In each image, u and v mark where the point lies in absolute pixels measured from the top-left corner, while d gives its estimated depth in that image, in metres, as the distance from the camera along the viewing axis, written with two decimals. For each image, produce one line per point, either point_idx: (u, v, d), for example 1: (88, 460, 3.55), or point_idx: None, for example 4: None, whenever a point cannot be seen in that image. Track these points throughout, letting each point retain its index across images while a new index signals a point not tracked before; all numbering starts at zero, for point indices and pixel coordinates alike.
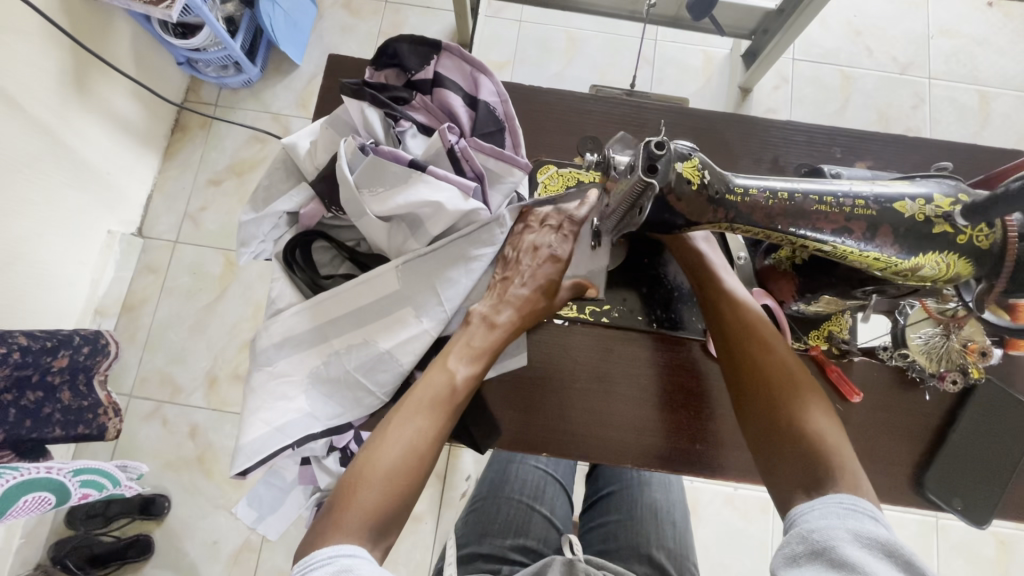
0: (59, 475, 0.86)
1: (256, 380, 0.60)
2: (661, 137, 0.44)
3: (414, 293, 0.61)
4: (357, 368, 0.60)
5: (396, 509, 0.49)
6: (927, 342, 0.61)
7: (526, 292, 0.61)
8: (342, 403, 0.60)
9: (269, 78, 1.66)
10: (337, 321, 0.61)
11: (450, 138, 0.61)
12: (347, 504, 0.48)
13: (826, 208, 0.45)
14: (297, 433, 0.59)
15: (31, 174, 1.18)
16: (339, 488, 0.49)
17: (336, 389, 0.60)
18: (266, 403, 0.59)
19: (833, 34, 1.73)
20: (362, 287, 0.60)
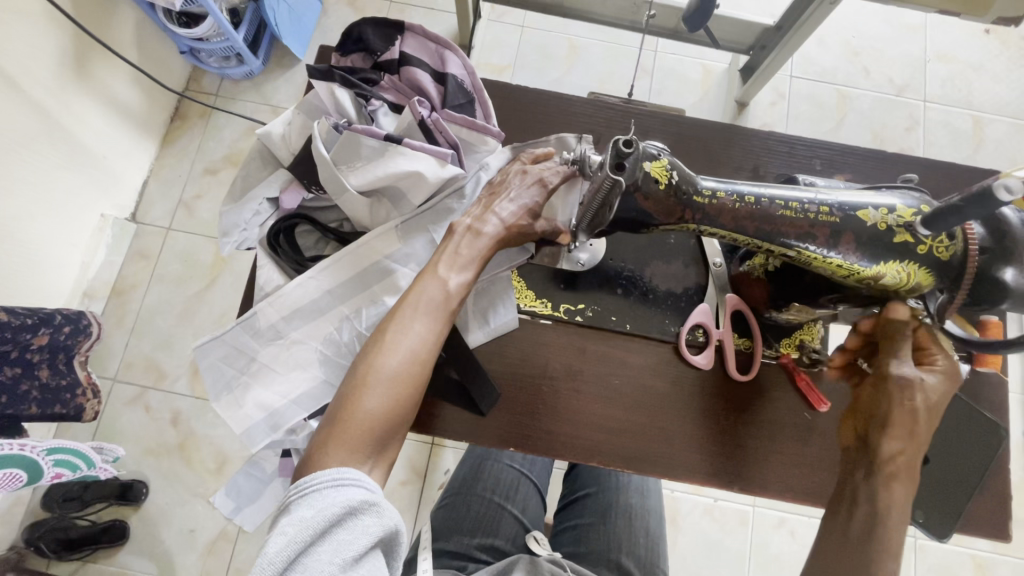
0: (32, 453, 0.85)
1: (268, 355, 0.61)
2: (631, 135, 0.44)
3: (415, 250, 0.61)
4: (369, 327, 0.60)
5: (397, 418, 0.50)
6: None
7: (513, 209, 0.58)
8: (338, 377, 0.60)
9: (270, 71, 1.67)
10: (341, 288, 0.61)
11: (421, 111, 0.61)
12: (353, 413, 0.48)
13: (790, 214, 0.46)
14: (311, 404, 0.60)
15: (26, 154, 1.19)
16: (341, 400, 0.49)
17: (341, 357, 0.60)
18: (286, 373, 0.61)
19: (831, 53, 1.75)
20: (362, 251, 0.61)
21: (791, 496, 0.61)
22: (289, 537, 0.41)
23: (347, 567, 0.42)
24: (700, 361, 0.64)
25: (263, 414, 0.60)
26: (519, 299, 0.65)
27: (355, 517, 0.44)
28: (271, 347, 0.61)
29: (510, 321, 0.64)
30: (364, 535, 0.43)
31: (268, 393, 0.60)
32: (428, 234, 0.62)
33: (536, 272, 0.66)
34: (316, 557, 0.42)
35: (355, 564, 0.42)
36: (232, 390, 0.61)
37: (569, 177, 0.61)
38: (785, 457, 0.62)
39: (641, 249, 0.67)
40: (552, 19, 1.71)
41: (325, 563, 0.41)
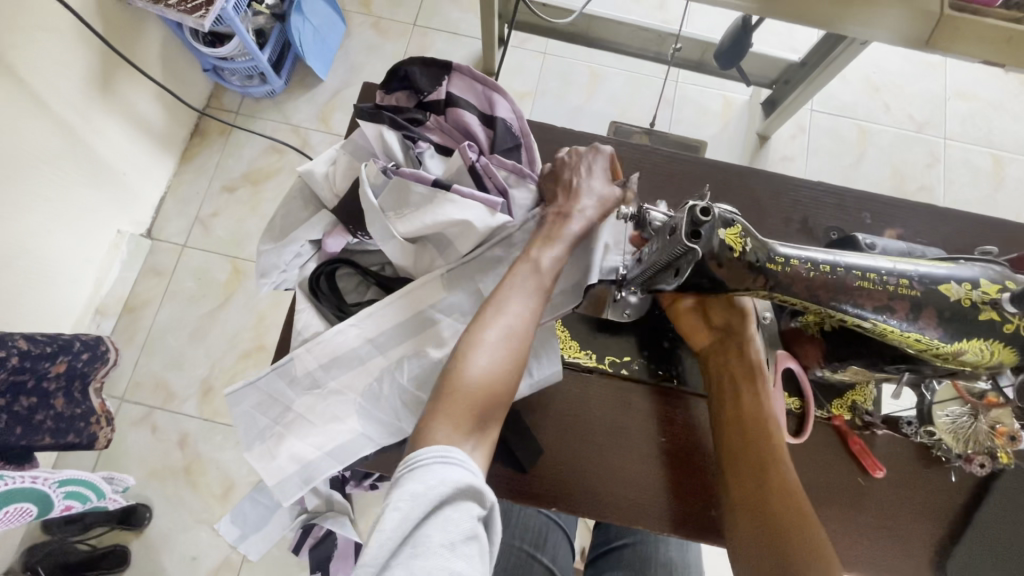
0: (43, 486, 0.83)
1: (303, 404, 0.58)
2: (707, 202, 0.42)
3: (460, 300, 0.59)
4: (410, 380, 0.58)
5: (499, 395, 0.49)
6: (954, 421, 0.59)
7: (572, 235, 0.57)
8: (378, 430, 0.58)
9: (292, 91, 1.67)
10: (382, 337, 0.59)
11: (471, 155, 0.60)
12: (461, 393, 0.47)
13: (868, 285, 0.44)
14: (346, 457, 0.58)
15: (47, 169, 1.18)
16: (451, 373, 0.48)
17: (380, 410, 0.58)
18: (322, 424, 0.58)
19: (851, 88, 1.76)
20: (403, 300, 0.59)
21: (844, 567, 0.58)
22: (402, 512, 0.39)
23: (457, 548, 0.39)
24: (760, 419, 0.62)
25: (298, 467, 0.58)
26: (562, 349, 0.63)
27: (463, 497, 0.41)
28: (306, 397, 0.58)
29: (554, 374, 0.61)
30: (471, 518, 0.40)
31: (303, 443, 0.58)
32: (474, 285, 0.59)
33: (580, 322, 0.65)
34: (426, 535, 0.39)
35: (465, 545, 0.39)
36: (265, 437, 0.58)
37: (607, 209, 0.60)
38: (836, 524, 0.59)
39: None
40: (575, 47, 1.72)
41: (438, 546, 0.38)
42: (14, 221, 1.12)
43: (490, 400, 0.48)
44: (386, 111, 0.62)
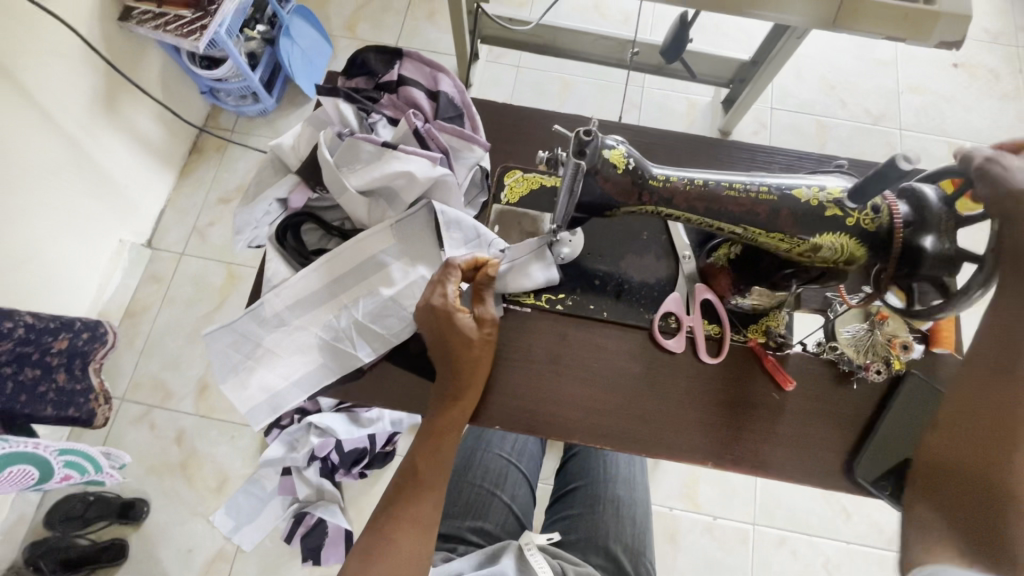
0: (44, 452, 0.90)
1: (270, 342, 0.66)
2: (591, 127, 0.50)
3: (410, 248, 0.68)
4: (365, 315, 0.66)
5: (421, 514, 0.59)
6: (854, 336, 0.67)
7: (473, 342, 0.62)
8: (336, 359, 0.66)
9: (283, 109, 1.80)
10: (341, 279, 0.67)
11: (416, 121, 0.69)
12: (387, 549, 0.57)
13: (735, 194, 0.52)
14: (309, 386, 0.65)
15: (56, 180, 1.29)
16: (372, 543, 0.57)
17: (340, 341, 0.66)
18: (288, 358, 0.66)
19: (808, 86, 1.87)
20: (353, 248, 0.67)
21: (764, 471, 0.65)
22: None
23: None
24: (668, 350, 0.68)
25: (266, 396, 0.65)
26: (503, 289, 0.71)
27: None
28: (274, 334, 0.66)
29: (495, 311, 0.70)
30: None
31: (271, 375, 0.66)
32: (422, 233, 0.68)
33: None
34: None
35: None
36: (238, 371, 0.66)
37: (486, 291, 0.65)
38: (758, 434, 0.66)
39: (617, 245, 0.73)
40: (546, 59, 1.85)
41: None
42: (23, 226, 1.23)
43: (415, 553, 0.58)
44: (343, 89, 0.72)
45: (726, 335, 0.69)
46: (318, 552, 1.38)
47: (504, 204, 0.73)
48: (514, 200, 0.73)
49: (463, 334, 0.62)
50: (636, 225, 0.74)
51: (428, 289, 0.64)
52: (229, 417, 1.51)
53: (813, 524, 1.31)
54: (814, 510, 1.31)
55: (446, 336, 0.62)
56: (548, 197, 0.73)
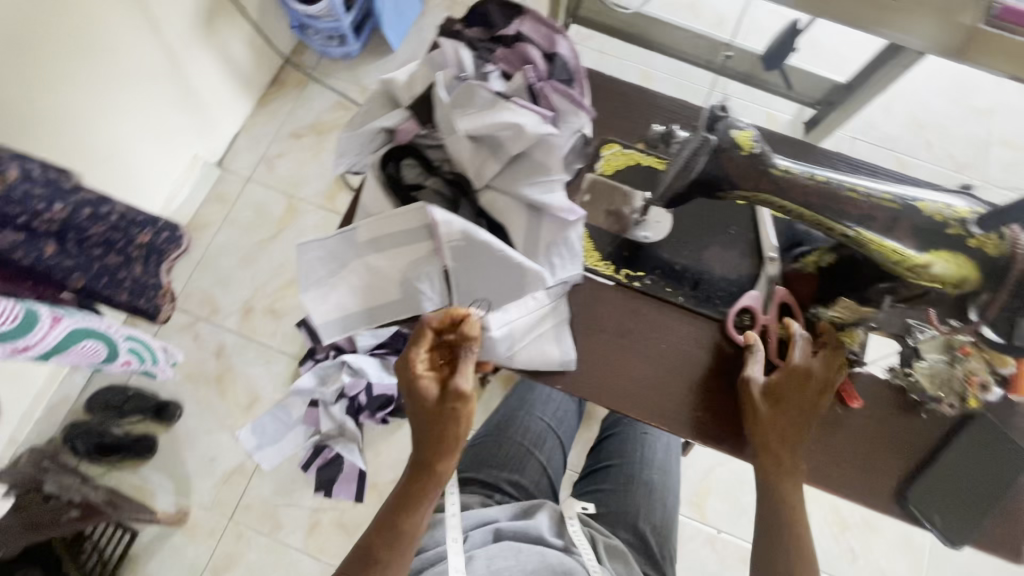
0: (114, 335, 0.95)
1: (355, 265, 0.69)
2: (726, 105, 0.52)
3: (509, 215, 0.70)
4: (461, 271, 0.67)
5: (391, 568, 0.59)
6: (931, 366, 0.65)
7: (454, 394, 0.60)
8: (412, 298, 0.68)
9: (366, 56, 1.82)
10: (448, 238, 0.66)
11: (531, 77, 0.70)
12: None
13: (856, 196, 0.53)
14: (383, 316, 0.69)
15: (151, 86, 1.34)
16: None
17: (418, 282, 0.68)
18: (368, 284, 0.69)
19: (895, 121, 1.77)
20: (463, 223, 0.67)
21: (816, 481, 0.65)
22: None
23: None
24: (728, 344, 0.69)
25: (342, 314, 0.69)
26: (585, 257, 0.72)
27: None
28: (359, 261, 0.69)
29: (575, 277, 0.70)
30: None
31: (350, 297, 0.69)
32: (523, 195, 0.69)
33: (604, 238, 0.73)
34: None
35: None
36: (321, 286, 0.69)
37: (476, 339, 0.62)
38: (814, 444, 0.66)
39: (702, 234, 0.73)
40: (632, 49, 1.81)
41: None
42: (116, 124, 1.28)
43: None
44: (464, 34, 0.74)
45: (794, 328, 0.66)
46: (332, 485, 1.41)
47: (598, 175, 0.75)
48: (608, 172, 0.75)
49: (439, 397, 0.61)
50: (726, 218, 0.74)
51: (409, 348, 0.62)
52: (268, 343, 1.56)
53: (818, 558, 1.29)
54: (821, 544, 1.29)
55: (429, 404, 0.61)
56: (643, 175, 0.75)
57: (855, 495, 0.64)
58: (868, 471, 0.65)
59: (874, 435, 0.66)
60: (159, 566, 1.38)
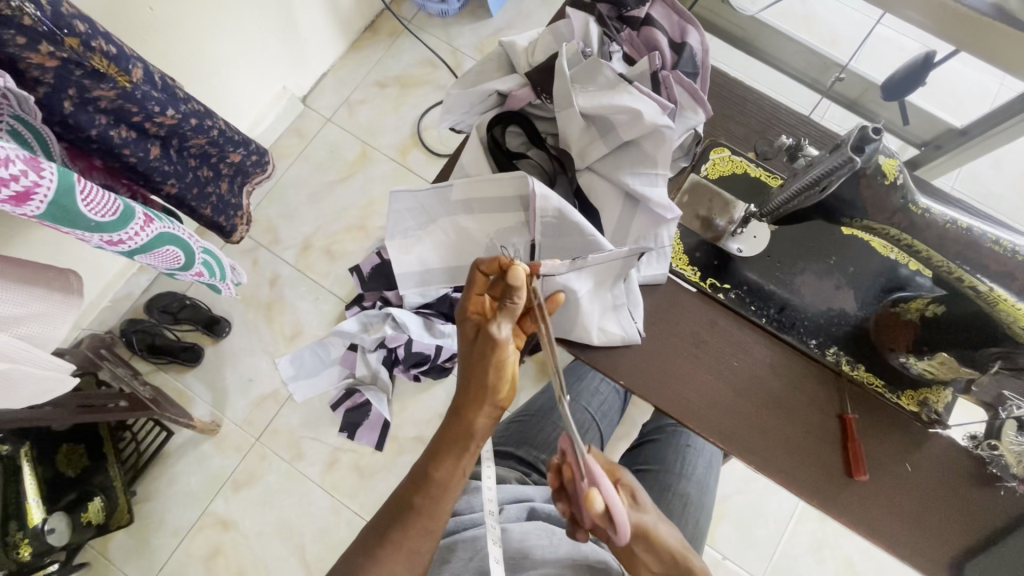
0: (193, 245, 0.99)
1: (443, 223, 0.69)
2: (880, 127, 0.49)
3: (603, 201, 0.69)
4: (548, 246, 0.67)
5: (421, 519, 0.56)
6: (1023, 445, 0.60)
7: (495, 340, 0.56)
8: None
9: (462, 17, 1.81)
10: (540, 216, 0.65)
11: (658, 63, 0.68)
12: (382, 553, 0.55)
13: (998, 250, 0.50)
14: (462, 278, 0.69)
15: (259, 11, 1.36)
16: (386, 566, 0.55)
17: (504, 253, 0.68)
18: (453, 243, 0.69)
19: (1002, 179, 1.63)
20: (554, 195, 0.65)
21: (868, 533, 0.62)
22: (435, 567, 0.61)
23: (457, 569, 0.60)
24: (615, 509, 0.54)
25: (423, 268, 0.70)
26: (672, 259, 0.70)
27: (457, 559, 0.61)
28: (448, 219, 0.68)
29: (660, 276, 0.69)
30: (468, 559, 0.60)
31: (433, 254, 0.69)
32: (623, 182, 0.67)
33: (694, 241, 0.70)
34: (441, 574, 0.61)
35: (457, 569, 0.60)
36: (408, 236, 0.69)
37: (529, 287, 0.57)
38: (875, 494, 0.63)
39: (799, 259, 0.69)
40: (733, 54, 1.73)
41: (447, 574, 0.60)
42: (221, 43, 1.31)
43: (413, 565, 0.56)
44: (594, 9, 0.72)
45: (624, 479, 0.58)
46: (355, 429, 1.47)
47: (702, 177, 0.72)
48: (713, 176, 0.72)
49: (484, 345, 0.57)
50: (829, 246, 0.69)
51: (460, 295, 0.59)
52: (320, 281, 1.60)
53: None
54: None
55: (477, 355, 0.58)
56: (748, 185, 0.71)
57: (922, 552, 0.62)
58: (938, 530, 0.62)
59: (950, 494, 0.63)
60: (185, 468, 1.45)
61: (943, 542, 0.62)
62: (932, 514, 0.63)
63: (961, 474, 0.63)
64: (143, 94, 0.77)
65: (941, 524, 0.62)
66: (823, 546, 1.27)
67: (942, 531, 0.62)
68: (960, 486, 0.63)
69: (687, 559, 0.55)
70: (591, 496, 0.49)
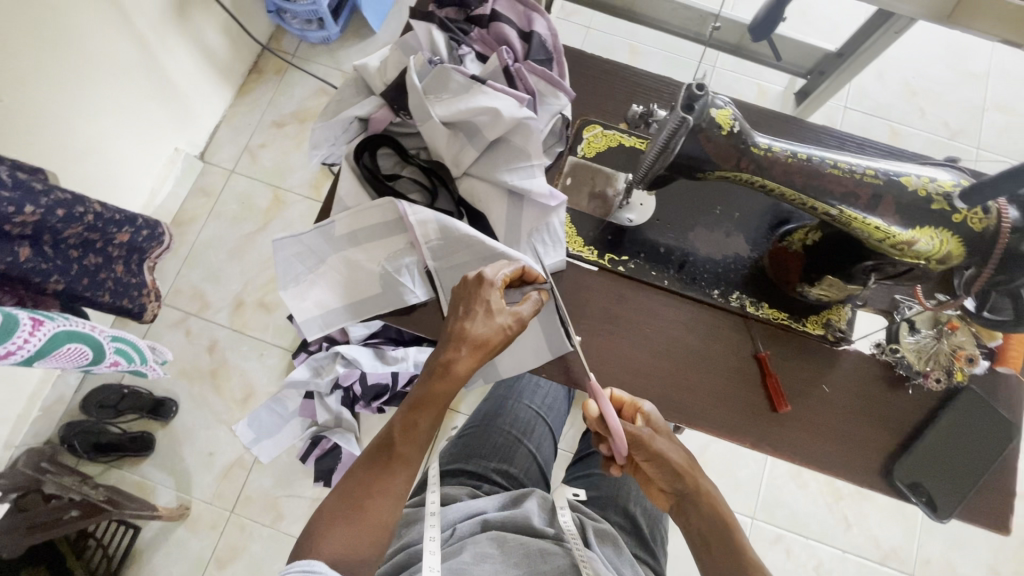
0: (99, 335, 0.93)
1: (332, 261, 0.67)
2: (704, 82, 0.51)
3: (489, 203, 0.69)
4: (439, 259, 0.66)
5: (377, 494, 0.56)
6: (917, 342, 0.66)
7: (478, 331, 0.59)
8: (394, 293, 0.67)
9: (346, 39, 1.77)
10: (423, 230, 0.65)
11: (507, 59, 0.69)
12: (341, 518, 0.54)
13: (838, 172, 0.53)
14: (366, 310, 0.67)
15: (123, 78, 1.29)
16: (335, 494, 0.57)
17: (397, 274, 0.66)
18: (347, 279, 0.67)
19: (888, 89, 1.71)
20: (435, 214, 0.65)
21: (800, 459, 0.65)
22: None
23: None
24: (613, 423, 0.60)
25: (322, 311, 0.67)
26: (568, 243, 0.70)
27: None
28: (337, 256, 0.67)
29: (559, 263, 0.69)
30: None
31: (330, 294, 0.67)
32: (501, 178, 0.68)
33: (585, 220, 0.71)
34: None
35: None
36: (300, 282, 0.68)
37: (493, 283, 0.61)
38: (803, 422, 0.66)
39: (686, 215, 0.71)
40: (618, 23, 1.74)
41: None
42: (91, 118, 1.24)
43: (356, 542, 0.53)
44: (438, 17, 0.72)
45: (644, 409, 0.63)
46: (330, 475, 1.41)
47: (580, 157, 0.73)
48: (591, 154, 0.73)
49: (464, 288, 0.61)
50: (711, 197, 0.72)
51: (456, 294, 0.62)
52: (261, 336, 1.55)
53: (814, 529, 1.29)
54: (816, 514, 1.30)
55: (460, 297, 0.61)
56: (626, 156, 0.73)
57: (851, 468, 0.64)
58: (863, 442, 0.65)
59: (868, 409, 0.66)
60: (163, 561, 1.38)
61: (871, 452, 0.65)
62: (855, 431, 0.65)
63: (874, 387, 0.67)
64: None
65: (864, 438, 0.65)
66: (801, 471, 1.31)
67: (867, 444, 0.65)
68: (876, 397, 0.66)
69: (691, 474, 0.61)
70: (585, 402, 0.61)
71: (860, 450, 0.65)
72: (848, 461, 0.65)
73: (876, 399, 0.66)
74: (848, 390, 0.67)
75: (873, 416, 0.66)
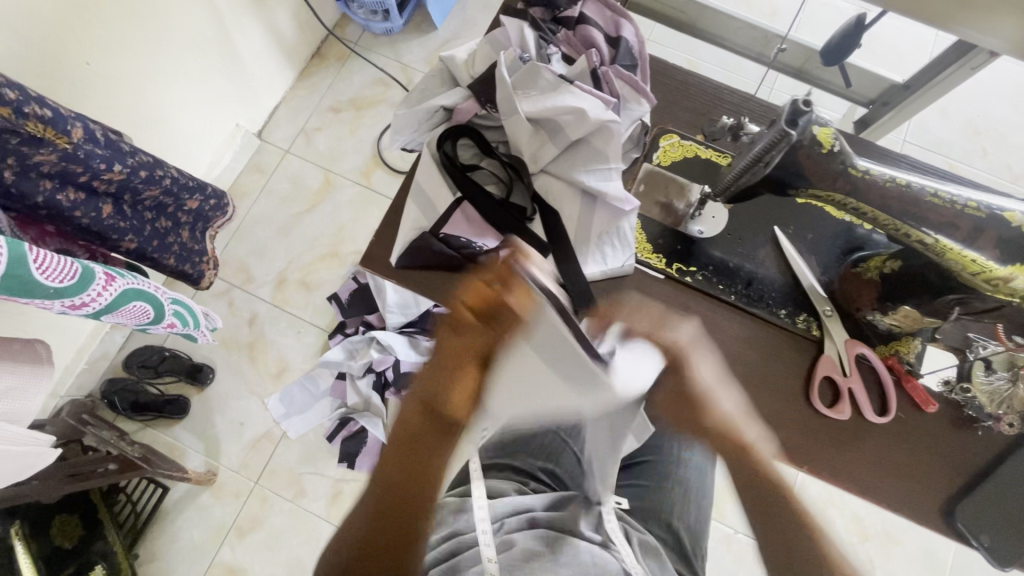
0: (161, 296, 0.96)
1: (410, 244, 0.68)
2: (810, 99, 0.51)
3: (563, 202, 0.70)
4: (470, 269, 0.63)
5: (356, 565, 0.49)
6: (992, 384, 0.64)
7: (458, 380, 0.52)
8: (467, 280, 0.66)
9: (408, 32, 1.81)
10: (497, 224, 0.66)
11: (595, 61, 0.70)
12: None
13: (938, 202, 0.52)
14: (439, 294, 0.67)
15: (198, 52, 1.34)
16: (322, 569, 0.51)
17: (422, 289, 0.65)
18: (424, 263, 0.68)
19: (950, 126, 1.67)
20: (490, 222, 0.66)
21: (857, 490, 0.64)
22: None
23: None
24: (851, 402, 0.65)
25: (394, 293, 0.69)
26: (638, 249, 0.70)
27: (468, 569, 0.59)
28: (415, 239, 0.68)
29: (627, 266, 0.69)
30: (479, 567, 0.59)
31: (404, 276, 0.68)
32: (577, 178, 0.69)
33: (655, 227, 0.71)
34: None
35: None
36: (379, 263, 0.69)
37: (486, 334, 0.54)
38: (863, 453, 0.65)
39: (756, 232, 0.71)
40: (677, 37, 1.75)
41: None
42: (164, 88, 1.28)
43: None
44: (527, 16, 0.73)
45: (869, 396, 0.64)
46: (354, 458, 1.43)
47: (655, 165, 0.73)
48: (665, 163, 0.73)
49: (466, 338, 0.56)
50: (784, 216, 0.71)
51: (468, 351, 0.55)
52: (300, 314, 1.58)
53: None
54: None
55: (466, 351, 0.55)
56: (702, 167, 0.73)
57: (912, 507, 0.63)
58: (926, 481, 0.64)
59: (933, 447, 0.64)
60: (185, 523, 1.41)
61: (933, 491, 0.63)
62: (917, 469, 0.64)
63: (941, 426, 0.65)
64: (86, 153, 0.75)
65: (927, 477, 0.64)
66: (829, 506, 1.28)
67: (930, 483, 0.64)
68: (942, 436, 0.65)
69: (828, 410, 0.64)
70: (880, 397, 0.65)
71: (922, 488, 0.63)
72: (909, 499, 0.63)
73: (940, 438, 0.65)
74: (913, 426, 0.65)
75: (938, 455, 0.64)
